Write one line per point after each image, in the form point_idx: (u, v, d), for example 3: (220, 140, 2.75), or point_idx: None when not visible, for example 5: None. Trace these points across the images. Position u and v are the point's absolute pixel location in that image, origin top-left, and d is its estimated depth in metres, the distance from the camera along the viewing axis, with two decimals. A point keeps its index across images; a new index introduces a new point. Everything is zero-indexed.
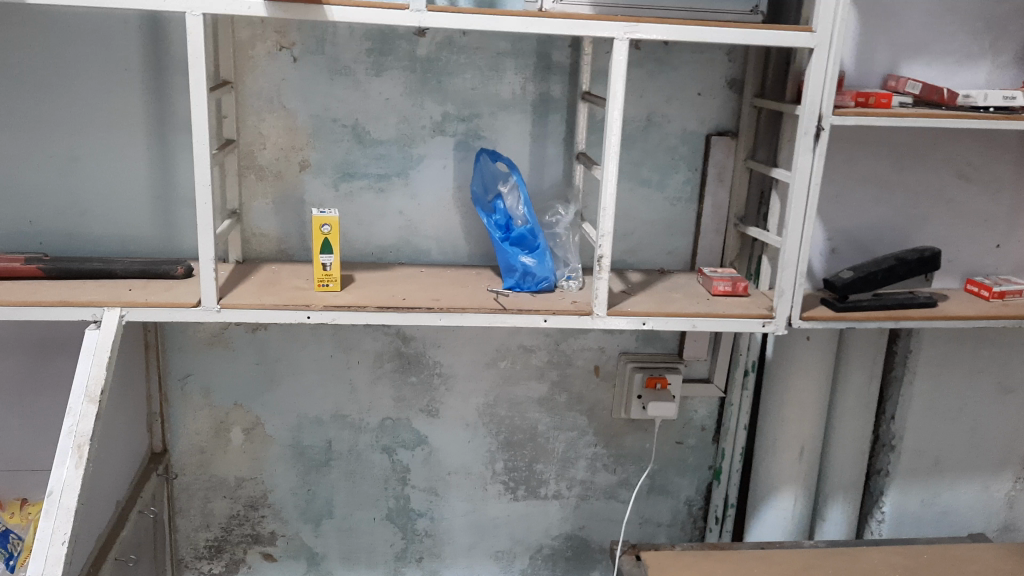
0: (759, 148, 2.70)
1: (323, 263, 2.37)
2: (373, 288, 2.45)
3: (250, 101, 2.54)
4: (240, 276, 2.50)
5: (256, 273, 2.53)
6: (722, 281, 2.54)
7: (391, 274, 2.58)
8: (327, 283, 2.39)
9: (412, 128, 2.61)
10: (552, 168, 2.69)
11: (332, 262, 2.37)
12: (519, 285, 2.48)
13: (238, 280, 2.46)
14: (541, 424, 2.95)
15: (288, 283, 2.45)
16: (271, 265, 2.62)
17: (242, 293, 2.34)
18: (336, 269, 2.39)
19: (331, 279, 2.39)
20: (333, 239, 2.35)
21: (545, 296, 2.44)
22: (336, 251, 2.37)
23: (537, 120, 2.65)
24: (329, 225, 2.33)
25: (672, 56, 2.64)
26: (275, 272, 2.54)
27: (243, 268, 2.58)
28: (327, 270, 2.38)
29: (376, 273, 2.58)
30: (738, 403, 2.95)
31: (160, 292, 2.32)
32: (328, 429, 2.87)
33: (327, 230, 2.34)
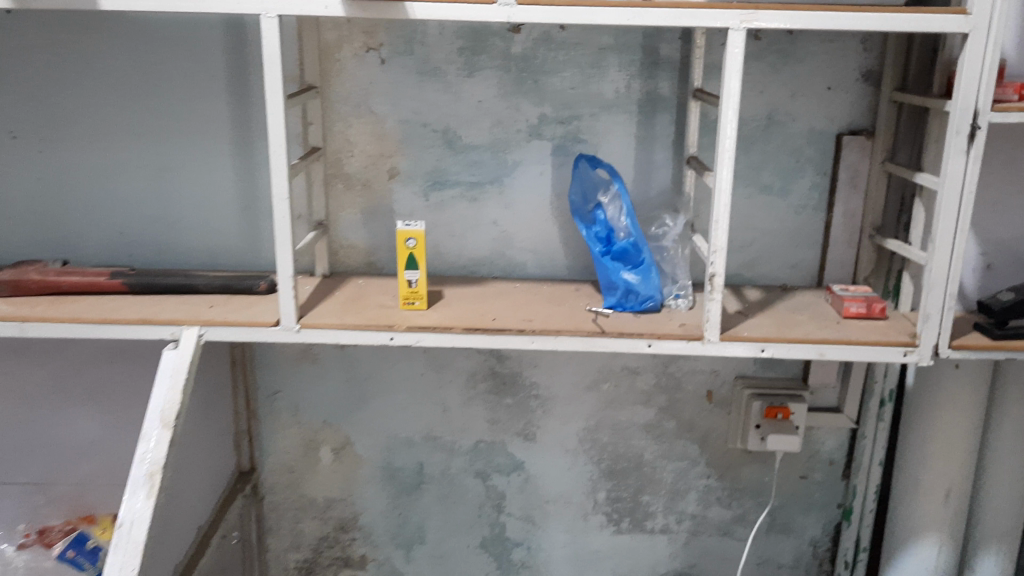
0: (900, 148, 2.37)
1: (410, 280, 2.20)
2: (463, 307, 2.27)
3: (337, 107, 2.41)
4: (324, 292, 2.37)
5: (341, 288, 2.40)
6: (856, 302, 2.24)
7: (484, 290, 2.40)
8: (413, 302, 2.22)
9: (507, 133, 2.42)
10: (661, 174, 2.44)
11: (419, 280, 2.20)
12: (621, 305, 2.25)
13: (323, 295, 2.33)
14: (647, 452, 2.71)
15: (373, 300, 2.30)
16: (359, 279, 2.47)
17: (324, 311, 2.21)
18: (423, 287, 2.21)
19: (418, 298, 2.22)
20: (419, 254, 2.19)
21: (650, 317, 2.21)
22: (422, 267, 2.20)
23: (644, 122, 2.41)
24: (415, 238, 2.17)
25: (798, 46, 2.34)
26: (361, 287, 2.40)
27: (329, 283, 2.45)
28: (413, 288, 2.21)
29: (468, 289, 2.41)
30: (872, 436, 2.62)
31: (241, 309, 2.21)
32: (420, 451, 2.72)
33: (412, 244, 2.17)
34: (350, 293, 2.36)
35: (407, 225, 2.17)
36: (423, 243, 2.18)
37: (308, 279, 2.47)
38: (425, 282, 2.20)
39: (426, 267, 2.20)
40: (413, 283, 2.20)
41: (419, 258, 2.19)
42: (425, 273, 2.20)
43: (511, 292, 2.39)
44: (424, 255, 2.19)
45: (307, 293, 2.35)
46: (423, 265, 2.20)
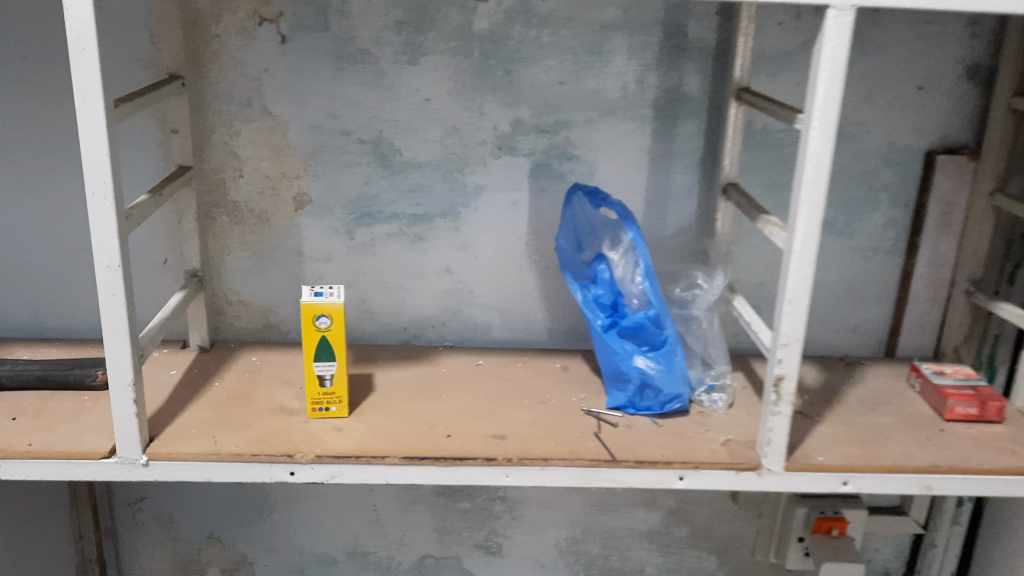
0: (1014, 174, 1.69)
1: (321, 377, 1.46)
2: (401, 409, 1.52)
3: (216, 106, 1.63)
4: (196, 381, 1.59)
5: (222, 374, 1.62)
6: (963, 400, 1.56)
7: (432, 375, 1.66)
8: (324, 408, 1.48)
9: (466, 145, 1.68)
10: (680, 204, 1.74)
11: (336, 375, 1.46)
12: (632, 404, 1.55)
13: (191, 390, 1.56)
14: (648, 566, 2.04)
15: (266, 399, 1.53)
16: (251, 357, 1.70)
17: (188, 425, 1.44)
18: (342, 386, 1.47)
19: (337, 402, 1.48)
20: (334, 339, 1.44)
21: (677, 427, 1.50)
22: (340, 359, 1.45)
23: (659, 132, 1.69)
24: (331, 316, 1.42)
25: (882, 28, 1.64)
26: (252, 371, 1.64)
27: (205, 362, 1.67)
28: (326, 388, 1.46)
29: (410, 374, 1.66)
30: (943, 544, 2.00)
31: (60, 424, 1.43)
32: (343, 571, 2.00)
33: (325, 326, 1.42)
34: (233, 384, 1.58)
35: (317, 299, 1.41)
36: (342, 324, 1.43)
37: (175, 354, 1.69)
38: (345, 380, 1.46)
39: (345, 358, 1.45)
40: (326, 380, 1.46)
41: (335, 346, 1.44)
42: (343, 366, 1.46)
43: (472, 378, 1.65)
44: (342, 342, 1.44)
45: (166, 386, 1.56)
46: (340, 356, 1.45)
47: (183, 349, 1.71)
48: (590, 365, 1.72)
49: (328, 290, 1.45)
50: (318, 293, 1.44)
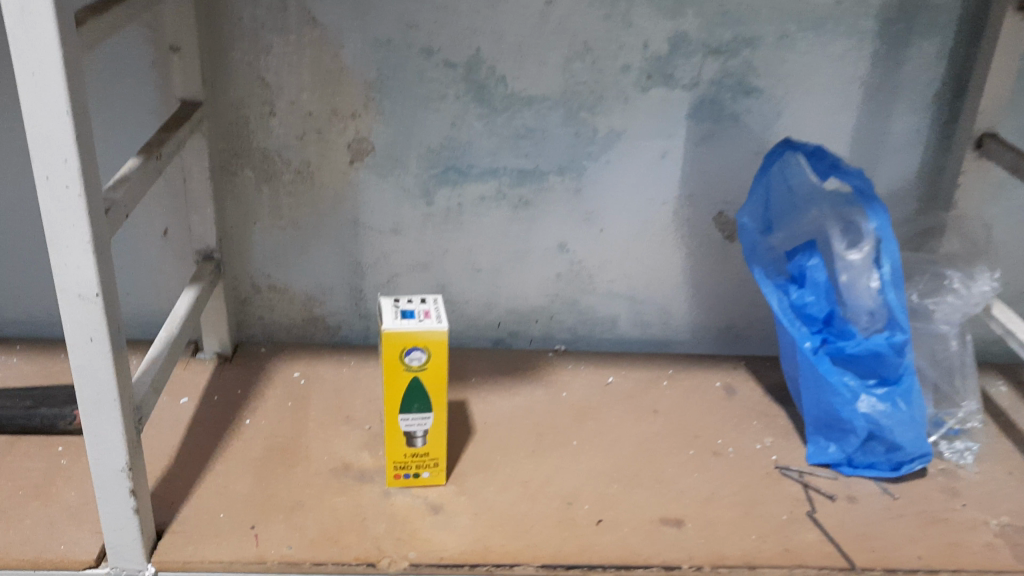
0: None
1: (409, 434, 0.97)
2: (520, 475, 1.04)
3: (232, 9, 1.08)
4: (218, 420, 1.10)
5: (252, 407, 1.13)
6: None
7: (550, 405, 1.17)
8: (412, 475, 1.00)
9: (601, 71, 1.14)
10: (898, 159, 1.22)
11: (432, 431, 0.97)
12: (850, 463, 1.09)
13: (213, 438, 1.07)
14: None
15: (322, 458, 1.05)
16: (294, 372, 1.21)
17: (215, 508, 0.96)
18: (439, 445, 0.99)
19: (431, 466, 1.00)
20: (432, 381, 0.94)
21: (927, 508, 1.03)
22: (437, 409, 0.96)
23: (883, 55, 1.14)
24: (428, 350, 0.92)
25: None
26: (296, 401, 1.15)
27: (228, 381, 1.18)
28: (417, 450, 0.98)
29: (519, 408, 1.17)
30: None
31: (23, 503, 0.95)
32: None
33: (420, 364, 0.93)
34: (272, 424, 1.10)
35: (407, 325, 0.91)
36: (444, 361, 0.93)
37: (185, 368, 1.20)
38: (444, 436, 0.98)
39: (445, 406, 0.96)
40: (416, 439, 0.98)
41: (432, 390, 0.95)
42: (441, 418, 0.97)
43: (606, 411, 1.17)
44: (442, 384, 0.95)
45: (176, 431, 1.08)
46: (439, 405, 0.96)
47: (194, 359, 1.22)
48: (763, 387, 1.24)
49: (417, 305, 0.95)
50: (405, 313, 0.93)
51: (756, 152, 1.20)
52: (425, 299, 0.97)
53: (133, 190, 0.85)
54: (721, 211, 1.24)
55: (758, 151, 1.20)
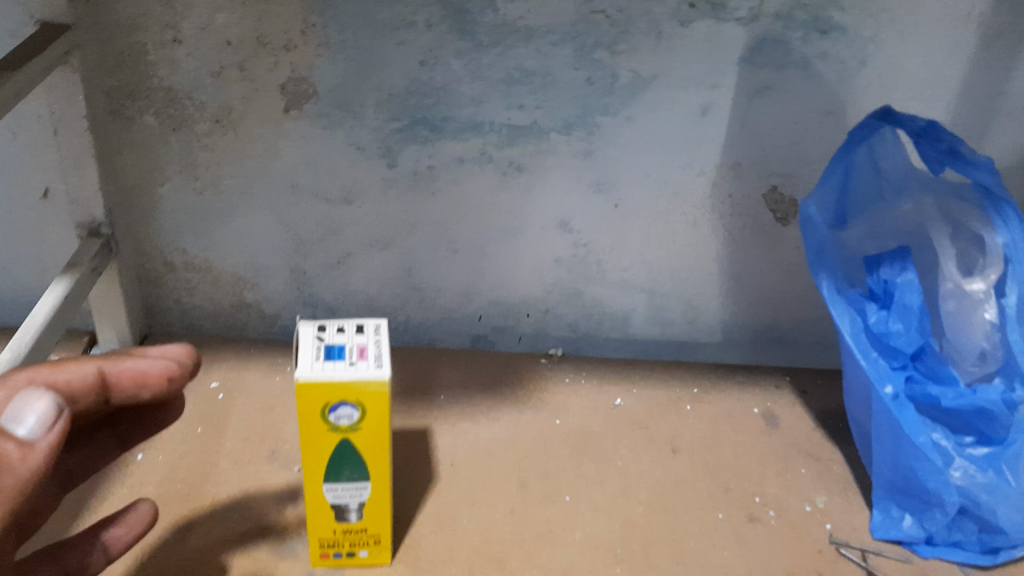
0: None
1: (340, 507, 0.71)
2: (493, 548, 0.78)
3: None
4: None
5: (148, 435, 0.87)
6: None
7: (540, 438, 0.90)
8: (344, 554, 0.74)
9: None
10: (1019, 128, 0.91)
11: (372, 504, 0.71)
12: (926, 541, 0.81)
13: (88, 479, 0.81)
14: None
15: (228, 515, 0.79)
16: (210, 382, 0.95)
17: None
18: (382, 521, 0.72)
19: (370, 544, 0.74)
20: (368, 444, 0.67)
21: None
22: (378, 477, 0.69)
23: None
24: (361, 405, 0.65)
25: None
26: (209, 425, 0.89)
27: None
28: (349, 525, 0.72)
29: (500, 442, 0.90)
30: None
31: None
32: None
33: (350, 422, 0.66)
34: (172, 460, 0.84)
35: (330, 373, 0.63)
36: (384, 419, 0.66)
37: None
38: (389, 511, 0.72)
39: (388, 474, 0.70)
40: (350, 513, 0.71)
41: (369, 455, 0.68)
42: (382, 490, 0.70)
43: (613, 447, 0.90)
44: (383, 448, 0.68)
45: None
46: (379, 473, 0.69)
47: None
48: (814, 416, 0.96)
49: (350, 336, 0.67)
50: (331, 350, 0.65)
51: (829, 111, 0.89)
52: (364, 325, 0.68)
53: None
54: (775, 185, 0.94)
55: (830, 110, 0.89)
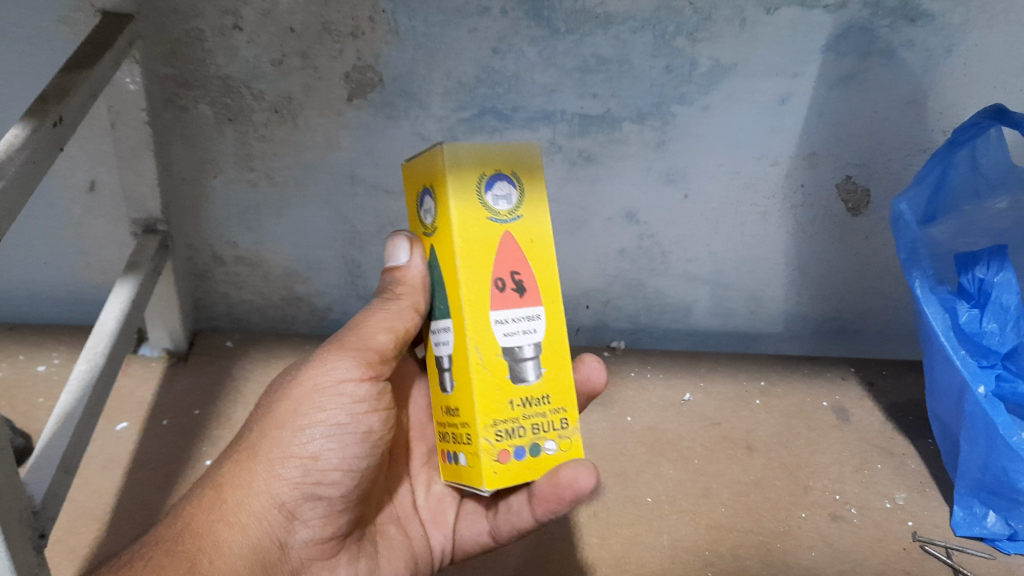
0: None
1: (511, 363, 0.53)
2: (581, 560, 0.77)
3: None
4: (171, 456, 0.85)
5: (214, 439, 0.88)
6: None
7: (614, 436, 0.91)
8: (527, 453, 0.53)
9: None
10: None
11: (545, 357, 0.54)
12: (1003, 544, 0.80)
13: (160, 489, 0.81)
14: None
15: None
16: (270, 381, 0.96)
17: None
18: (563, 370, 0.55)
19: (557, 431, 0.54)
20: (447, 256, 0.53)
21: None
22: (539, 283, 0.54)
23: None
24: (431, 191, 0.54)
25: None
26: None
27: (184, 395, 0.92)
28: (529, 390, 0.53)
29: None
30: None
31: None
32: None
33: (432, 220, 0.55)
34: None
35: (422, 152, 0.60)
36: (466, 226, 0.51)
37: (123, 374, 0.94)
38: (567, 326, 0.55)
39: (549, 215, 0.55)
40: (527, 367, 0.54)
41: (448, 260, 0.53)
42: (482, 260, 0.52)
43: (687, 445, 0.91)
44: (483, 260, 0.52)
45: (108, 477, 0.82)
46: (455, 308, 0.52)
47: (137, 357, 0.96)
48: (875, 417, 0.97)
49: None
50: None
51: (910, 101, 0.85)
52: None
53: (16, 200, 0.56)
54: (849, 174, 0.91)
55: (911, 100, 0.85)
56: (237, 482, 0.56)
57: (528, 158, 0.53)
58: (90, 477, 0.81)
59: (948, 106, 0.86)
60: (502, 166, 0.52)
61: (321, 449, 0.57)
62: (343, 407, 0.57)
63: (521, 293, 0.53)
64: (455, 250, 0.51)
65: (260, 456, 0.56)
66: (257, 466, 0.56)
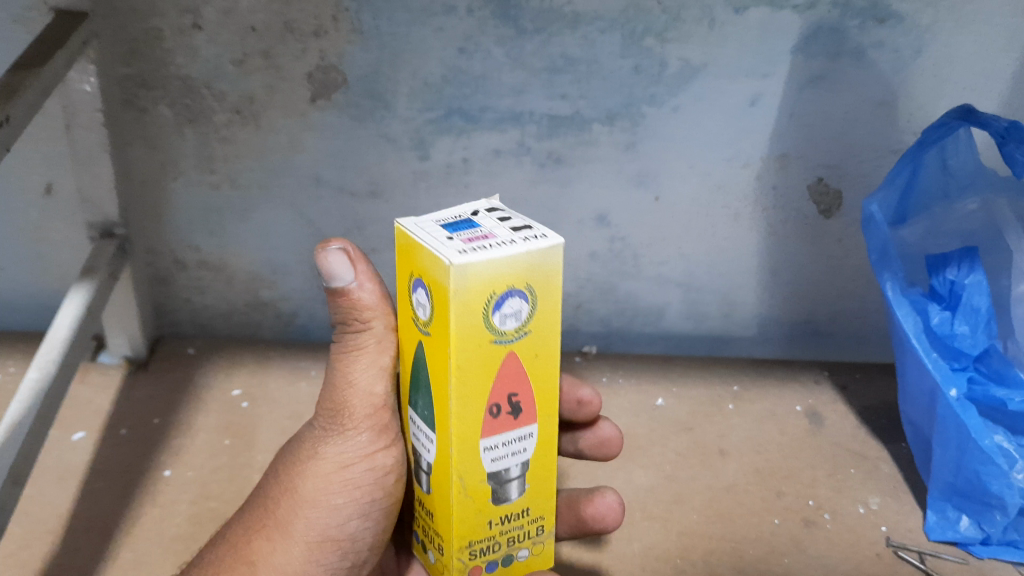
0: None
1: (494, 486, 0.49)
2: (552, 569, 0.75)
3: None
4: (130, 467, 0.83)
5: (174, 448, 0.85)
6: None
7: None
8: (500, 564, 0.52)
9: None
10: None
11: (531, 473, 0.51)
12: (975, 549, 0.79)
13: (116, 501, 0.79)
14: None
15: None
16: (233, 390, 0.94)
17: None
18: (546, 480, 0.52)
19: (532, 538, 0.53)
20: (482, 363, 0.45)
21: None
22: (535, 403, 0.49)
23: None
24: (424, 280, 0.45)
25: None
26: (236, 436, 0.88)
27: (143, 404, 0.90)
28: (508, 508, 0.51)
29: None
30: None
31: None
32: None
33: (426, 314, 0.46)
34: (201, 476, 0.83)
35: (414, 234, 0.45)
36: (464, 349, 0.44)
37: (81, 383, 0.92)
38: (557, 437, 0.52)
39: (558, 329, 0.48)
40: (506, 484, 0.50)
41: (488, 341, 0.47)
42: (526, 360, 0.47)
43: (660, 451, 0.90)
44: (478, 387, 0.46)
45: (64, 488, 0.80)
46: (445, 434, 0.47)
47: (97, 366, 0.94)
48: (849, 420, 0.97)
49: (493, 225, 0.46)
50: (461, 222, 0.46)
51: (880, 102, 0.85)
52: (531, 223, 0.46)
53: None
54: (820, 176, 0.90)
55: (881, 101, 0.85)
56: (268, 563, 0.57)
57: (541, 278, 0.45)
58: (44, 488, 0.79)
59: (918, 108, 0.85)
60: (514, 281, 0.44)
61: (357, 528, 0.59)
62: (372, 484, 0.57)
63: (515, 414, 0.48)
64: (450, 380, 0.45)
65: (294, 535, 0.57)
66: (291, 547, 0.57)
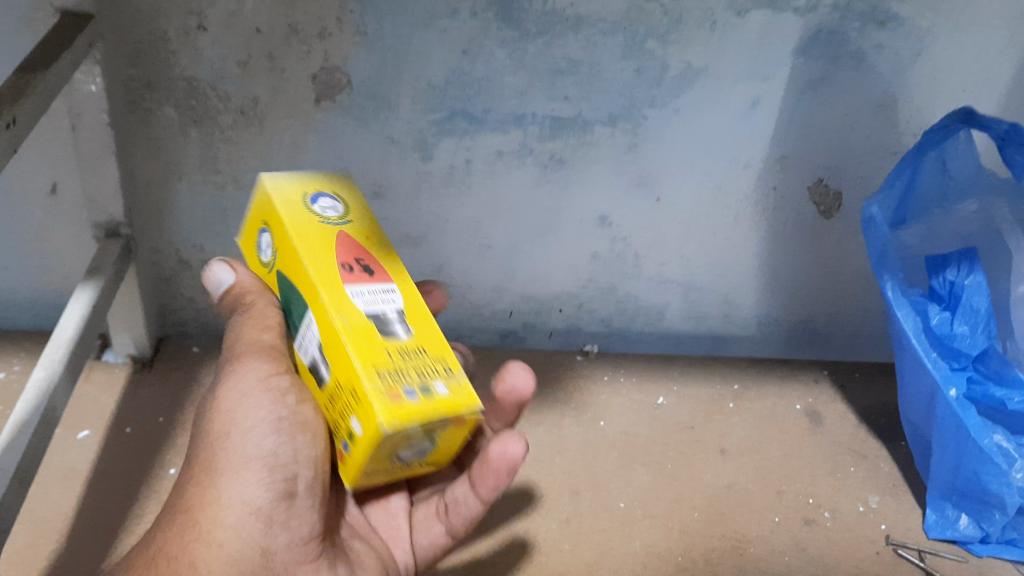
0: None
1: (379, 323, 0.50)
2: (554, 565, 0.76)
3: None
4: (135, 465, 0.83)
5: (178, 447, 0.86)
6: None
7: (587, 442, 0.91)
8: (420, 392, 0.47)
9: None
10: None
11: (410, 320, 0.52)
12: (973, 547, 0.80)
13: (122, 500, 0.80)
14: None
15: None
16: None
17: None
18: (430, 329, 0.52)
19: (444, 375, 0.49)
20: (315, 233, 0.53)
21: None
22: (386, 268, 0.54)
23: None
24: (263, 220, 0.56)
25: None
26: None
27: (147, 404, 0.91)
28: (402, 344, 0.49)
29: (541, 446, 0.90)
30: None
31: None
32: None
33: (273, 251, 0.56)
34: None
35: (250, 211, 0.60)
36: (295, 223, 0.53)
37: (86, 382, 0.92)
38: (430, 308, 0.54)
39: (372, 217, 0.58)
40: (393, 327, 0.50)
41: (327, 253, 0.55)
42: (359, 231, 0.55)
43: (661, 450, 0.91)
44: (321, 247, 0.52)
45: (69, 488, 0.80)
46: (309, 291, 0.50)
47: (101, 364, 0.94)
48: (847, 419, 0.97)
49: None
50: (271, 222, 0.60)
51: (880, 104, 0.85)
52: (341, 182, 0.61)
53: None
54: (821, 177, 0.91)
55: (881, 103, 0.85)
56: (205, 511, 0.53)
57: (346, 186, 0.59)
58: (49, 488, 0.80)
59: (917, 110, 0.86)
60: (317, 186, 0.57)
61: (271, 443, 0.54)
62: (268, 405, 0.54)
63: (369, 274, 0.53)
64: (291, 237, 0.51)
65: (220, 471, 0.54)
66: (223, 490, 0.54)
